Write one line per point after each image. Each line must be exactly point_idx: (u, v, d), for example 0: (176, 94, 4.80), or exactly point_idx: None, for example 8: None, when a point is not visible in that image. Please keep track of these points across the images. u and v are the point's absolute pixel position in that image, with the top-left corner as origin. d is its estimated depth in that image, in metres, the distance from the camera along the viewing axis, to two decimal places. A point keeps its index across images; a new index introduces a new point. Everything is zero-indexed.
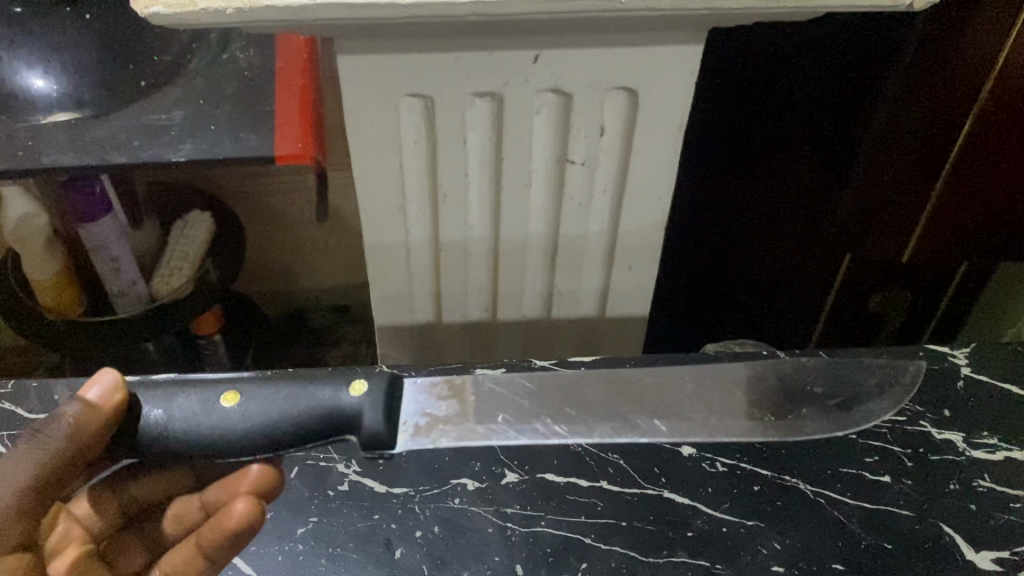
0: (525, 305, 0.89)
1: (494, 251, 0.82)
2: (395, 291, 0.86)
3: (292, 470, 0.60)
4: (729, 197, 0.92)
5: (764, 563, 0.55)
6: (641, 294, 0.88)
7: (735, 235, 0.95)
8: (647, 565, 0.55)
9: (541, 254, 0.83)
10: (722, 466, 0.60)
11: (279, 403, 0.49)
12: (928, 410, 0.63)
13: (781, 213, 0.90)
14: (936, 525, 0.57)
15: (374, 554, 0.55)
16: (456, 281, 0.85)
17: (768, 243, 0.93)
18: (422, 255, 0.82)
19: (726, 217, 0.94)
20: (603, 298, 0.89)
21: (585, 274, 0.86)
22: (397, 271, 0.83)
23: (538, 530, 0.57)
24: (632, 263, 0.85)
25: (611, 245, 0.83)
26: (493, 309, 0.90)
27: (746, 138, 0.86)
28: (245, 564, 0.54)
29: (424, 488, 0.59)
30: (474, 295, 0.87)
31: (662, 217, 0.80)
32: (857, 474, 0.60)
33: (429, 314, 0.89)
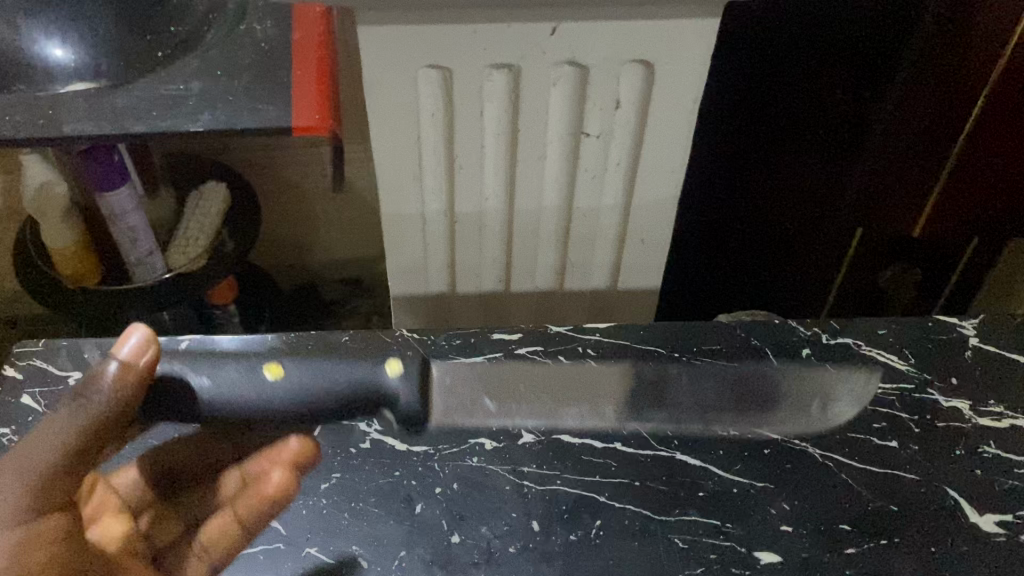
0: (539, 277, 0.91)
1: (507, 224, 0.84)
2: (411, 260, 0.87)
3: (313, 429, 0.61)
4: (732, 203, 0.90)
5: (772, 523, 0.56)
6: (656, 267, 0.90)
7: (740, 238, 0.93)
8: (659, 523, 0.57)
9: (556, 226, 0.85)
10: (734, 430, 0.61)
11: (321, 367, 0.57)
12: (936, 379, 0.65)
13: (789, 212, 0.90)
14: (942, 490, 0.58)
15: (395, 509, 0.57)
16: (471, 251, 0.87)
17: (775, 242, 0.93)
18: (438, 225, 0.83)
19: (729, 225, 0.92)
20: (616, 269, 0.91)
21: (598, 245, 0.87)
22: (414, 241, 0.85)
23: (553, 488, 0.58)
24: (645, 236, 0.86)
25: (623, 218, 0.84)
26: (508, 280, 0.91)
27: (754, 143, 0.84)
28: (271, 517, 0.56)
29: (444, 446, 0.60)
30: (489, 265, 0.89)
31: (676, 191, 0.81)
32: (864, 439, 0.61)
33: (443, 284, 0.91)
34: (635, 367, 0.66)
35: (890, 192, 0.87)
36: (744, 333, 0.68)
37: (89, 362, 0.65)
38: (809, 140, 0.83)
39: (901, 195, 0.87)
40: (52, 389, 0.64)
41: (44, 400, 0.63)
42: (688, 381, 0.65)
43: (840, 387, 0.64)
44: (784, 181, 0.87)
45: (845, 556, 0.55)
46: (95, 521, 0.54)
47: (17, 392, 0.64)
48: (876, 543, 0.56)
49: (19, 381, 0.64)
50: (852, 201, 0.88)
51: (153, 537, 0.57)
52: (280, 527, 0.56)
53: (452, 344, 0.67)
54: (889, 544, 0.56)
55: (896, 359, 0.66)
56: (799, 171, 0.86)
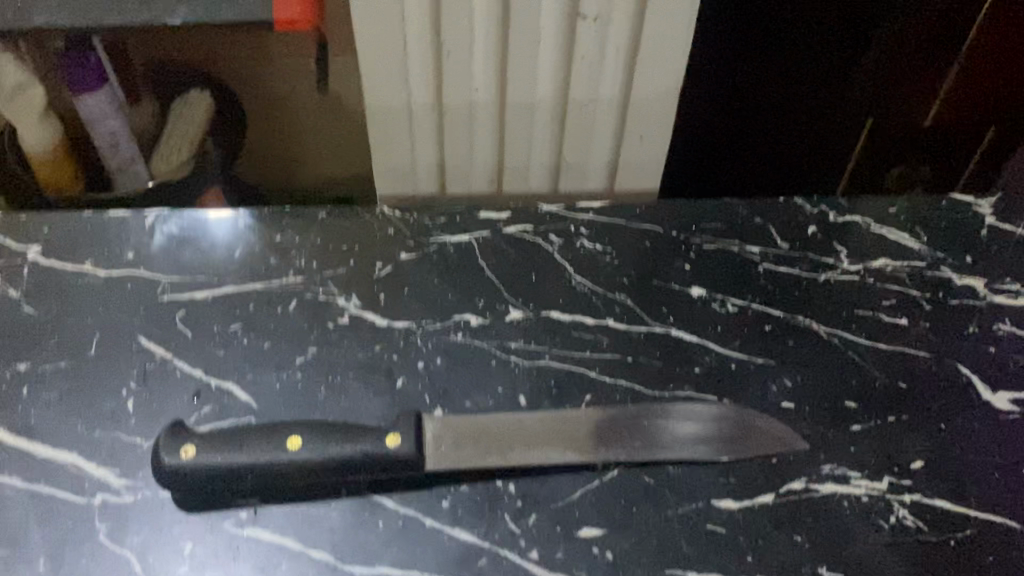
0: (532, 181, 0.82)
1: (498, 113, 0.75)
2: (398, 158, 0.80)
3: (289, 303, 0.58)
4: (722, 130, 0.78)
5: (773, 400, 0.53)
6: (657, 166, 0.80)
7: (735, 172, 0.82)
8: (653, 399, 0.54)
9: (549, 121, 0.76)
10: (732, 305, 0.58)
11: None
12: (949, 257, 0.61)
13: (787, 133, 0.79)
14: (953, 366, 0.55)
15: (374, 383, 0.54)
16: (459, 149, 0.79)
17: (774, 170, 0.82)
18: (428, 118, 0.76)
19: (721, 156, 0.81)
20: (613, 171, 0.81)
21: (594, 145, 0.78)
22: (402, 136, 0.78)
23: (541, 363, 0.55)
24: (644, 133, 0.76)
25: (620, 114, 0.75)
26: (499, 183, 0.83)
27: (756, 58, 0.73)
28: (242, 391, 0.53)
29: (426, 322, 0.57)
30: (478, 167, 0.81)
31: (679, 83, 0.72)
32: (872, 315, 0.58)
33: (432, 188, 0.83)
34: (631, 245, 0.62)
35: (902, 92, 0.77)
36: (749, 212, 0.64)
37: (46, 236, 0.61)
38: (824, 38, 0.72)
39: (914, 93, 0.77)
40: (9, 263, 0.59)
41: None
42: (688, 260, 0.61)
43: (848, 264, 0.61)
44: (792, 88, 0.75)
45: (851, 432, 0.52)
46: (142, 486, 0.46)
47: None
48: (884, 419, 0.53)
49: None
50: (862, 103, 0.77)
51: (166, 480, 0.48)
52: (252, 401, 0.53)
53: (436, 223, 0.63)
54: (897, 420, 0.53)
55: (909, 239, 0.62)
56: (807, 76, 0.74)
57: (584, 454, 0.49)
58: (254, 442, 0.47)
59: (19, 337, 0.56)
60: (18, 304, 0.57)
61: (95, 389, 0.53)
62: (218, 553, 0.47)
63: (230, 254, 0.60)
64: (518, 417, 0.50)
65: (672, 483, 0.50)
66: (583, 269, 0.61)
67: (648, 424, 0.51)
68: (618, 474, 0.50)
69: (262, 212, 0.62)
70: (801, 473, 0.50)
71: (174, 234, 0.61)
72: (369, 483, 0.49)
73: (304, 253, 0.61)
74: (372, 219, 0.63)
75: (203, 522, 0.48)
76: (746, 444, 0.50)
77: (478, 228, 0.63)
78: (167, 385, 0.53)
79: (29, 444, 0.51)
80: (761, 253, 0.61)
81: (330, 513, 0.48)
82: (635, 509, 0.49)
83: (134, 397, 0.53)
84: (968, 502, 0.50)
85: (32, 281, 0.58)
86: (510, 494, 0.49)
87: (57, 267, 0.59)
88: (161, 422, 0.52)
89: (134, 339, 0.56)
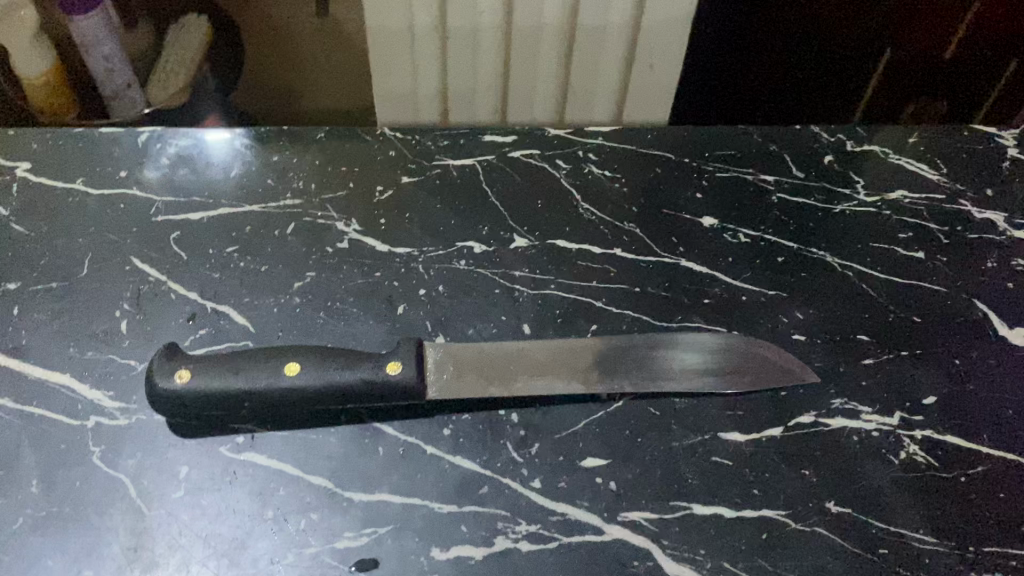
0: (536, 110, 0.80)
1: (505, 35, 0.73)
2: (398, 86, 0.77)
3: (287, 226, 0.56)
4: (735, 39, 0.77)
5: (784, 331, 0.52)
6: (663, 95, 0.78)
7: (744, 84, 0.81)
8: (660, 329, 0.52)
9: (557, 45, 0.74)
10: (744, 237, 0.57)
11: None
12: (969, 189, 0.60)
13: (797, 49, 0.77)
14: (969, 302, 0.54)
15: (375, 309, 0.52)
16: (463, 75, 0.76)
17: (783, 85, 0.80)
18: (429, 42, 0.73)
19: (730, 68, 0.79)
20: (621, 99, 0.79)
21: (602, 71, 0.76)
22: (400, 61, 0.74)
23: (546, 293, 0.54)
24: (654, 61, 0.74)
25: (631, 40, 0.73)
26: (503, 113, 0.80)
27: None
28: (238, 316, 0.52)
29: (428, 248, 0.56)
30: (482, 94, 0.78)
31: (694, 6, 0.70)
32: (888, 249, 0.56)
33: (433, 117, 0.80)
34: (640, 172, 0.61)
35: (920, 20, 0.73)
36: (763, 139, 0.63)
37: (36, 150, 0.60)
38: None
39: (933, 23, 0.73)
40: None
41: None
42: (699, 189, 0.59)
43: (866, 195, 0.59)
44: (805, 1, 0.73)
45: (864, 366, 0.51)
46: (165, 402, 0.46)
47: None
48: (897, 354, 0.51)
49: None
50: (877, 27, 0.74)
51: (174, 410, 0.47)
52: (249, 326, 0.51)
53: (439, 145, 0.62)
54: (910, 355, 0.51)
55: (928, 170, 0.61)
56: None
57: (588, 385, 0.48)
58: (253, 367, 0.46)
59: (9, 256, 0.54)
60: (7, 223, 0.56)
61: (88, 311, 0.52)
62: (213, 477, 0.46)
63: (225, 174, 0.59)
64: (520, 346, 0.49)
65: (678, 414, 0.49)
66: (590, 196, 0.59)
67: (652, 355, 0.49)
68: (622, 405, 0.49)
69: (258, 130, 0.62)
70: (811, 407, 0.49)
71: (168, 152, 0.60)
72: (369, 409, 0.48)
73: (302, 175, 0.59)
74: (373, 140, 0.62)
75: (200, 446, 0.47)
76: (754, 377, 0.49)
77: (483, 151, 0.62)
78: (161, 308, 0.52)
79: (20, 365, 0.50)
80: (775, 183, 0.60)
81: (328, 440, 0.47)
82: (639, 441, 0.48)
83: (128, 319, 0.52)
84: (982, 440, 0.48)
85: (21, 198, 0.57)
86: (512, 423, 0.48)
87: (46, 185, 0.58)
88: (155, 345, 0.50)
89: (127, 261, 0.54)
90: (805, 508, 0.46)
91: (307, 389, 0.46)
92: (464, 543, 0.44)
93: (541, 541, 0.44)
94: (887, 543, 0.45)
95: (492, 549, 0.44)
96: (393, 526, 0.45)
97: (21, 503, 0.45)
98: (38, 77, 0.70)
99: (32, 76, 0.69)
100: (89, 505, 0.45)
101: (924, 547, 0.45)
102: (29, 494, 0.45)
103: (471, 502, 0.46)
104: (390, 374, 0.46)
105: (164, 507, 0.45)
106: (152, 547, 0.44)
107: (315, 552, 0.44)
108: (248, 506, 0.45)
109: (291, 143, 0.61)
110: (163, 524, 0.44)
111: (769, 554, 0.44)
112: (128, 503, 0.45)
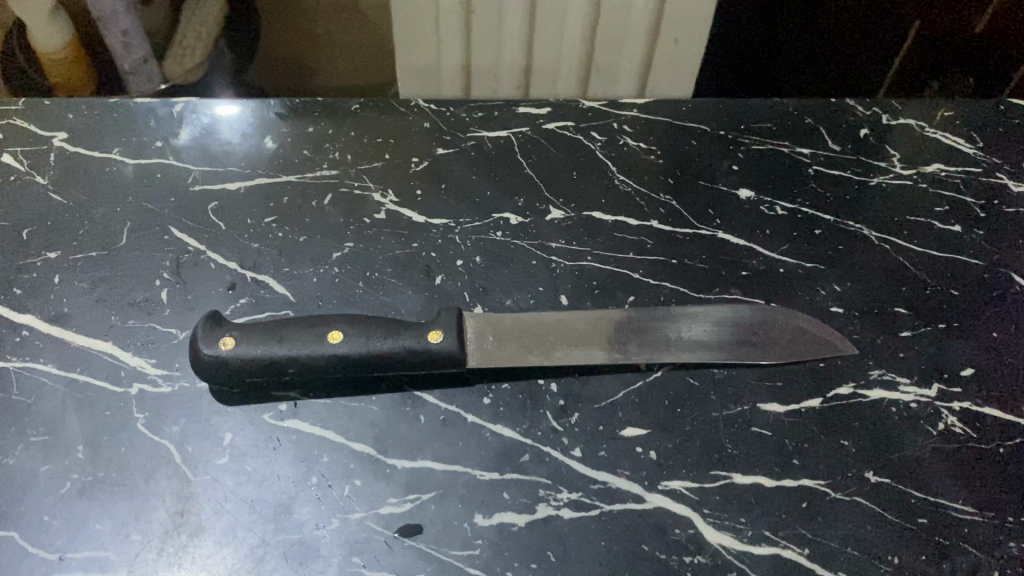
0: (561, 85, 0.79)
1: (530, 13, 0.73)
2: (424, 58, 0.76)
3: (324, 197, 0.57)
4: (762, 15, 0.76)
5: (822, 304, 0.52)
6: (690, 68, 0.77)
7: (771, 60, 0.80)
8: (697, 301, 0.52)
9: (583, 19, 0.73)
10: (781, 210, 0.57)
11: None
12: (1005, 163, 0.60)
13: (827, 26, 0.76)
14: (1007, 276, 0.54)
15: (414, 279, 0.52)
16: (488, 48, 0.75)
17: (810, 62, 0.80)
18: (454, 16, 0.72)
19: (757, 44, 0.78)
20: (646, 71, 0.78)
21: (628, 43, 0.75)
22: (426, 33, 0.74)
23: (583, 264, 0.54)
24: (680, 35, 0.74)
25: (658, 12, 0.72)
26: (526, 88, 0.80)
27: None
28: (277, 285, 0.52)
29: (465, 220, 0.56)
30: (507, 68, 0.77)
31: None
32: (925, 223, 0.56)
33: (457, 90, 0.80)
34: (675, 144, 0.60)
35: None
36: (798, 111, 0.62)
37: (73, 121, 0.60)
38: None
39: None
40: (36, 149, 0.58)
41: (27, 160, 0.58)
42: (735, 161, 0.59)
43: (901, 169, 0.59)
44: None
45: (902, 338, 0.51)
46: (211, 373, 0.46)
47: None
48: (935, 327, 0.51)
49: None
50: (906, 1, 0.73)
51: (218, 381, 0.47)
52: (289, 295, 0.51)
53: (473, 117, 0.62)
54: (948, 328, 0.51)
55: (964, 144, 0.61)
56: None
57: (628, 355, 0.48)
58: (296, 335, 0.46)
59: (48, 225, 0.55)
60: (46, 192, 0.56)
61: (128, 279, 0.52)
62: (258, 444, 0.46)
63: (260, 144, 0.60)
64: (560, 316, 0.49)
65: (717, 385, 0.49)
66: (624, 168, 0.59)
67: (693, 326, 0.49)
68: (661, 375, 0.49)
69: (292, 101, 0.62)
70: (850, 378, 0.49)
71: (203, 122, 0.61)
72: (410, 378, 0.49)
73: (337, 146, 0.60)
74: (407, 112, 0.62)
75: (243, 413, 0.47)
76: (792, 348, 0.49)
77: (517, 123, 0.62)
78: (201, 277, 0.52)
79: (62, 332, 0.50)
80: (811, 156, 0.60)
81: (371, 408, 0.48)
82: (678, 411, 0.48)
83: (168, 288, 0.52)
84: (1020, 412, 0.48)
85: (59, 168, 0.58)
86: (552, 393, 0.48)
87: (84, 155, 0.58)
88: (196, 314, 0.51)
89: (165, 231, 0.55)
90: (845, 478, 0.46)
91: (351, 356, 0.46)
92: (507, 511, 0.45)
93: (583, 509, 0.45)
94: (926, 513, 0.45)
95: (534, 516, 0.45)
96: (436, 493, 0.45)
97: (68, 468, 0.45)
98: (53, 52, 0.70)
99: (47, 50, 0.70)
100: (134, 469, 0.45)
101: (964, 517, 0.45)
102: (75, 459, 0.45)
103: (513, 470, 0.46)
104: (431, 343, 0.46)
105: (209, 472, 0.45)
106: (198, 512, 0.44)
107: (359, 518, 0.44)
108: (293, 473, 0.45)
109: (325, 114, 0.62)
110: (208, 489, 0.45)
111: (809, 523, 0.44)
112: (173, 468, 0.45)
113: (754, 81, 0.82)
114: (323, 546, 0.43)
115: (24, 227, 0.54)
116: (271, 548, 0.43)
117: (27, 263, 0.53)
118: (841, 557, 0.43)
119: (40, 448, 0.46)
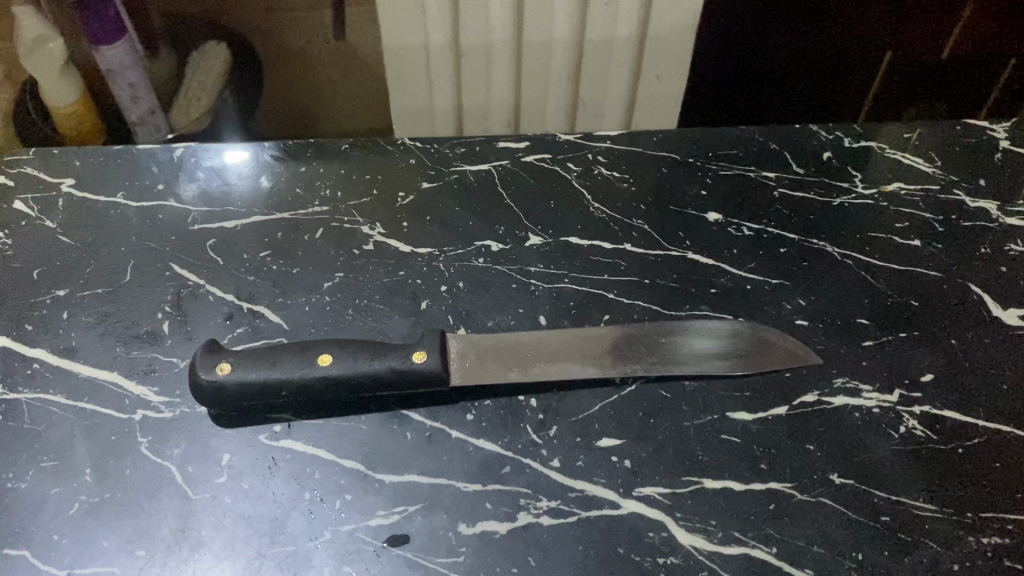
0: (550, 123, 0.82)
1: (516, 49, 0.75)
2: (415, 103, 0.80)
3: (316, 231, 0.60)
4: (738, 48, 0.80)
5: (788, 316, 0.55)
6: (671, 102, 0.80)
7: (755, 81, 0.83)
8: (668, 318, 0.55)
9: (566, 61, 0.76)
10: (748, 230, 0.60)
11: None
12: (964, 181, 0.63)
13: (804, 53, 0.80)
14: (964, 285, 0.57)
15: (401, 305, 0.56)
16: (477, 89, 0.78)
17: (792, 82, 0.82)
18: (444, 62, 0.76)
19: (741, 65, 0.81)
20: (630, 107, 0.81)
21: (611, 81, 0.78)
22: (418, 78, 0.77)
23: (560, 286, 0.57)
24: (659, 73, 0.77)
25: (637, 52, 0.75)
26: (515, 125, 0.83)
27: None
28: (273, 314, 0.55)
29: (449, 248, 0.59)
30: (497, 107, 0.81)
31: (695, 20, 0.72)
32: (886, 238, 0.59)
33: (449, 131, 0.83)
34: (648, 172, 0.64)
35: (917, 25, 0.76)
36: (764, 138, 0.66)
37: (82, 170, 0.64)
38: None
39: (931, 27, 0.76)
40: (46, 195, 0.62)
41: (38, 206, 0.62)
42: (703, 186, 0.63)
43: (863, 188, 0.63)
44: (806, 10, 0.76)
45: (864, 347, 0.53)
46: (212, 395, 0.48)
47: (10, 197, 0.62)
48: (896, 335, 0.54)
49: (12, 187, 0.63)
50: (876, 32, 0.77)
51: (217, 404, 0.49)
52: (282, 323, 0.55)
53: (456, 152, 0.66)
54: (909, 336, 0.54)
55: (923, 164, 0.64)
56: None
57: (602, 369, 0.51)
58: (289, 360, 0.49)
59: (58, 265, 0.58)
60: (55, 235, 0.60)
61: (132, 312, 0.56)
62: (255, 462, 0.49)
63: (256, 184, 0.63)
64: (538, 335, 0.52)
65: (688, 396, 0.52)
66: (599, 196, 0.62)
67: (664, 342, 0.52)
68: (635, 388, 0.52)
69: (285, 144, 0.66)
70: (815, 386, 0.52)
71: (202, 166, 0.64)
72: (397, 398, 0.52)
73: (328, 183, 0.63)
74: (393, 149, 0.66)
75: (241, 435, 0.50)
76: (761, 359, 0.52)
77: (497, 156, 0.65)
78: (200, 309, 0.56)
79: (70, 364, 0.53)
80: (776, 178, 0.63)
81: (360, 426, 0.50)
82: (651, 421, 0.51)
83: (169, 319, 0.55)
84: (978, 413, 0.51)
85: (67, 212, 0.61)
86: (532, 408, 0.51)
87: (92, 201, 0.62)
88: (196, 343, 0.54)
89: (167, 267, 0.58)
90: (811, 479, 0.48)
91: (340, 378, 0.49)
92: (489, 519, 0.47)
93: (561, 515, 0.47)
94: (888, 511, 0.47)
95: (515, 523, 0.47)
96: (421, 504, 0.48)
97: (77, 490, 0.48)
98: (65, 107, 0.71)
99: (61, 105, 0.71)
100: (139, 490, 0.48)
101: (924, 513, 0.47)
102: (83, 482, 0.48)
103: (494, 481, 0.49)
104: (416, 363, 0.49)
105: (209, 491, 0.48)
106: (198, 527, 0.47)
107: (350, 529, 0.47)
108: (287, 490, 0.48)
109: (316, 154, 0.65)
110: (208, 506, 0.48)
111: (777, 523, 0.47)
112: (176, 487, 0.48)
113: (735, 108, 0.85)
114: (316, 557, 0.46)
115: (35, 267, 0.58)
116: (266, 560, 0.46)
117: (38, 300, 0.56)
118: (807, 554, 0.46)
119: (51, 473, 0.49)
